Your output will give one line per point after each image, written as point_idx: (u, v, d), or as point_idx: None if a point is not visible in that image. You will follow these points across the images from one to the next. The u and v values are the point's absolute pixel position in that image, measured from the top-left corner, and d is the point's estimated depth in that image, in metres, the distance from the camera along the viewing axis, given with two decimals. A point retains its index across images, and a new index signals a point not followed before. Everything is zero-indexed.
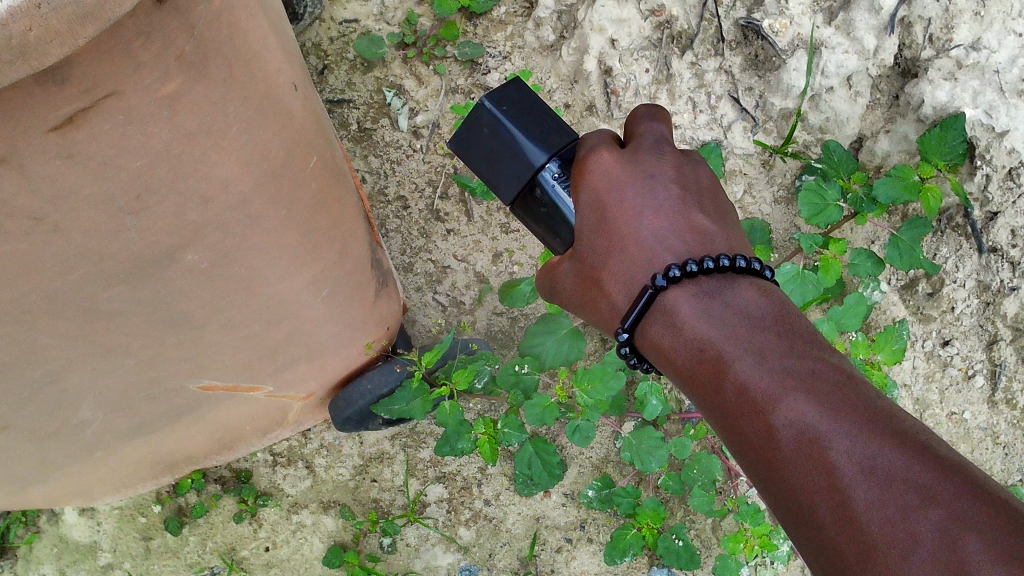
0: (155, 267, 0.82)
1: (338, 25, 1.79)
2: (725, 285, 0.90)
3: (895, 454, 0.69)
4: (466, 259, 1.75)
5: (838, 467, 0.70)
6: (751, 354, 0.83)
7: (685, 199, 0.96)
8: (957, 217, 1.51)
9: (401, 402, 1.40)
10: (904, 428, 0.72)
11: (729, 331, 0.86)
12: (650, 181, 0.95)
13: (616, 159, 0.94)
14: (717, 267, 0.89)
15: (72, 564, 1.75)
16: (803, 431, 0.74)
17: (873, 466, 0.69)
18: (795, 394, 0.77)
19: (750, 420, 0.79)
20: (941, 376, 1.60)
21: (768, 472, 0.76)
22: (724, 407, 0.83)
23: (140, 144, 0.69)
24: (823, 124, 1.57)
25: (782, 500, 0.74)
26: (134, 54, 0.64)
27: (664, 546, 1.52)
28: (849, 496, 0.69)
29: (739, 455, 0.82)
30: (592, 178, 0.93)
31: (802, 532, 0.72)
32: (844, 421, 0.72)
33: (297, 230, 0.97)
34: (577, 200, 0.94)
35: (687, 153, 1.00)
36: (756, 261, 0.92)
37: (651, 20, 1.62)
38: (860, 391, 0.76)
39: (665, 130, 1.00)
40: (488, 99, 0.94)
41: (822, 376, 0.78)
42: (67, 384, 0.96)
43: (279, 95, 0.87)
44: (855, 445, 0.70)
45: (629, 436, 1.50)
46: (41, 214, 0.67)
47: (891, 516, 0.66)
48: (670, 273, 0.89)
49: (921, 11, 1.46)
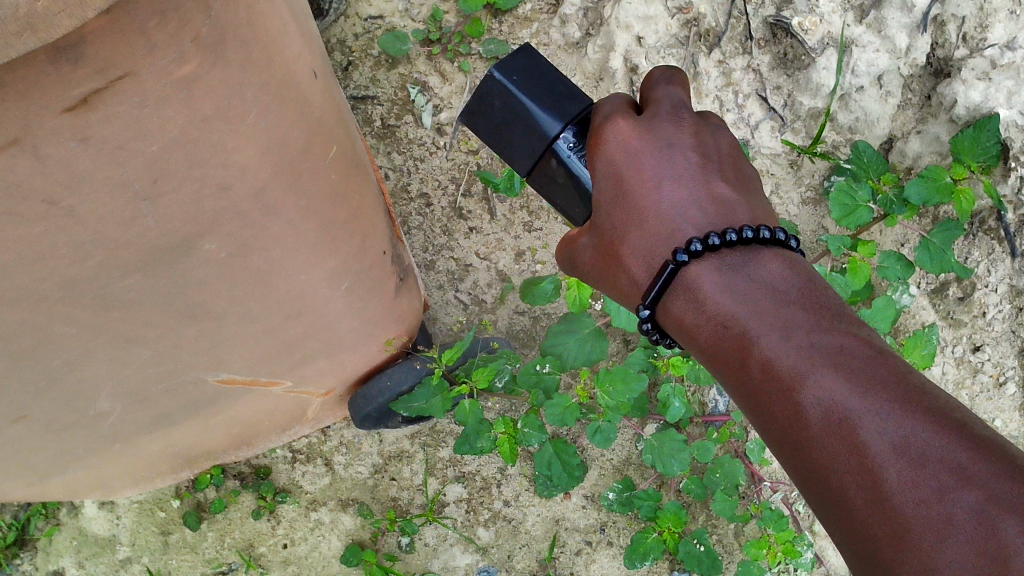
0: (173, 256, 0.81)
1: (363, 21, 1.77)
2: (747, 258, 0.86)
3: (928, 432, 0.66)
4: (488, 257, 1.74)
5: (870, 448, 0.68)
6: (776, 329, 0.80)
7: (706, 167, 0.92)
8: (989, 220, 1.48)
9: (421, 399, 1.38)
10: (937, 404, 0.69)
11: (753, 306, 0.82)
12: (669, 151, 0.91)
13: (633, 128, 0.91)
14: (740, 240, 0.85)
15: (91, 557, 1.75)
16: (831, 409, 0.72)
17: (905, 445, 0.66)
18: (824, 370, 0.74)
19: (776, 398, 0.77)
20: (972, 383, 1.56)
21: (796, 451, 0.74)
22: (749, 384, 0.80)
23: (157, 127, 0.68)
24: (853, 123, 1.55)
25: (811, 480, 0.72)
26: (148, 33, 0.62)
27: (686, 550, 1.50)
28: (881, 477, 0.66)
29: (765, 433, 0.79)
30: (609, 148, 0.91)
31: (832, 513, 0.70)
32: (875, 399, 0.70)
33: (317, 221, 0.96)
34: (595, 170, 0.92)
35: (707, 117, 0.97)
36: (782, 230, 0.87)
37: (678, 18, 1.61)
38: (890, 365, 0.73)
39: (683, 95, 0.96)
40: (497, 70, 0.93)
41: (850, 350, 0.75)
42: (84, 374, 0.95)
43: (299, 82, 0.86)
44: (886, 424, 0.68)
45: (652, 439, 1.48)
46: (56, 198, 0.67)
47: (924, 498, 0.64)
48: (691, 247, 0.85)
49: (955, 10, 1.44)
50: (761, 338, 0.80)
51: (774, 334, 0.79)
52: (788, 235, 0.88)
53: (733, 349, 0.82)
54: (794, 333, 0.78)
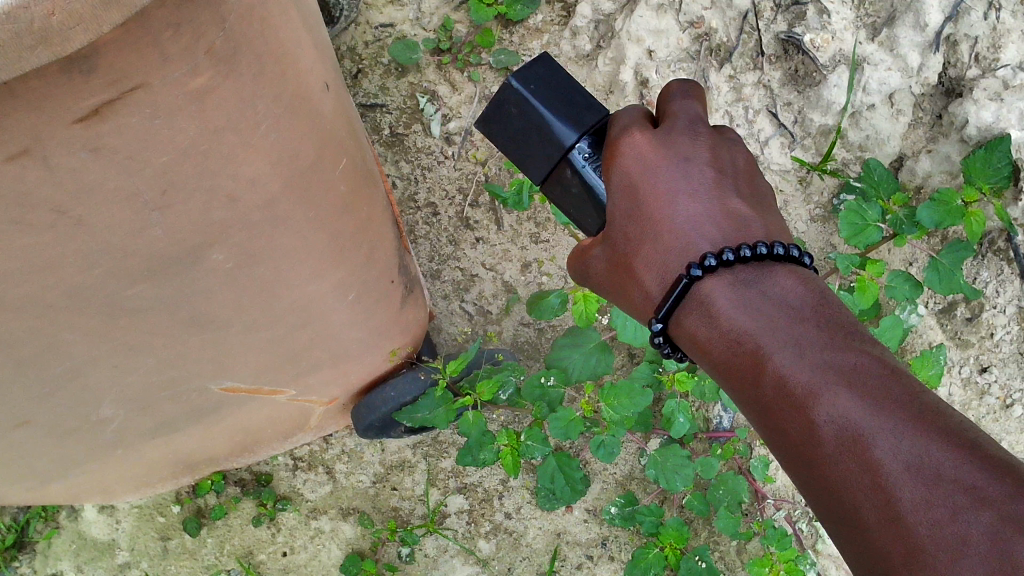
0: (180, 265, 0.80)
1: (374, 29, 1.78)
2: (761, 274, 0.86)
3: (942, 452, 0.66)
4: (494, 268, 1.73)
5: (884, 467, 0.67)
6: (789, 345, 0.79)
7: (721, 183, 0.91)
8: (999, 241, 1.48)
9: (424, 410, 1.36)
10: (952, 424, 0.68)
11: (766, 322, 0.82)
12: (685, 164, 0.91)
13: (648, 141, 0.91)
14: (754, 256, 0.84)
15: (90, 562, 1.74)
16: (844, 426, 0.71)
17: (919, 464, 0.66)
18: (838, 388, 0.73)
19: (789, 415, 0.76)
20: (978, 405, 1.55)
21: (808, 469, 0.73)
22: (762, 400, 0.80)
23: (167, 139, 0.67)
24: (863, 141, 1.54)
25: (824, 498, 0.72)
26: (162, 46, 0.62)
27: (687, 567, 1.49)
28: (894, 496, 0.66)
29: (777, 450, 0.79)
30: (624, 161, 0.91)
31: (845, 532, 0.69)
32: (889, 417, 0.69)
33: (326, 232, 0.96)
34: (610, 183, 0.92)
35: (723, 131, 0.96)
36: (795, 247, 0.87)
37: (689, 32, 1.60)
38: (904, 383, 0.73)
39: (699, 109, 0.95)
40: (516, 78, 0.94)
41: (864, 367, 0.74)
42: (87, 382, 0.95)
43: (311, 93, 0.85)
44: (900, 443, 0.68)
45: (655, 454, 1.47)
46: (65, 207, 0.66)
47: (938, 518, 0.63)
48: (705, 262, 0.85)
49: (968, 29, 1.42)
50: (774, 354, 0.79)
51: (788, 350, 0.79)
52: (801, 251, 0.88)
53: (746, 363, 0.82)
54: (807, 349, 0.78)
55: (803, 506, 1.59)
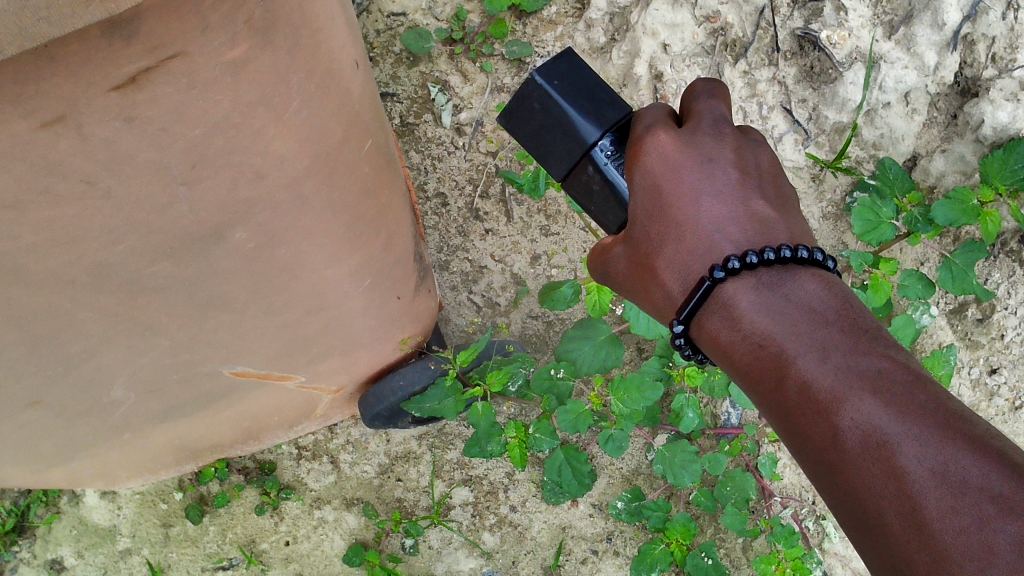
0: (203, 244, 0.79)
1: (386, 18, 1.77)
2: (784, 277, 0.85)
3: (968, 458, 0.65)
4: (503, 260, 1.72)
5: (908, 474, 0.67)
6: (814, 349, 0.78)
7: (746, 185, 0.90)
8: (1011, 242, 1.48)
9: (434, 400, 1.34)
10: (978, 432, 0.68)
11: (789, 326, 0.81)
12: (709, 165, 0.90)
13: (673, 140, 0.90)
14: (778, 259, 0.84)
15: (90, 547, 1.73)
16: (869, 432, 0.70)
17: (944, 472, 0.65)
18: (863, 394, 0.73)
19: (812, 420, 0.75)
20: (987, 406, 1.55)
21: (831, 474, 0.73)
22: (784, 404, 0.79)
23: (202, 111, 0.66)
24: (877, 140, 1.53)
25: (846, 504, 0.71)
26: (204, 14, 0.60)
27: (693, 563, 1.47)
28: (919, 503, 0.65)
29: (798, 454, 0.78)
30: (648, 160, 0.90)
31: (868, 538, 0.69)
32: (914, 424, 0.69)
33: (347, 217, 0.95)
34: (632, 182, 0.91)
35: (747, 133, 0.95)
36: (819, 250, 0.86)
37: (705, 27, 1.59)
38: (929, 390, 0.72)
39: (725, 110, 0.94)
40: (539, 74, 0.92)
41: (888, 373, 0.74)
42: (100, 363, 0.94)
43: (341, 73, 0.84)
44: (925, 450, 0.67)
45: (664, 449, 1.46)
46: (95, 178, 0.65)
47: (963, 526, 0.62)
48: (728, 265, 0.84)
49: (986, 29, 1.42)
50: (798, 358, 0.79)
51: (812, 354, 0.78)
52: (825, 255, 0.87)
53: (768, 368, 0.81)
54: (831, 354, 0.77)
55: (810, 504, 1.59)
